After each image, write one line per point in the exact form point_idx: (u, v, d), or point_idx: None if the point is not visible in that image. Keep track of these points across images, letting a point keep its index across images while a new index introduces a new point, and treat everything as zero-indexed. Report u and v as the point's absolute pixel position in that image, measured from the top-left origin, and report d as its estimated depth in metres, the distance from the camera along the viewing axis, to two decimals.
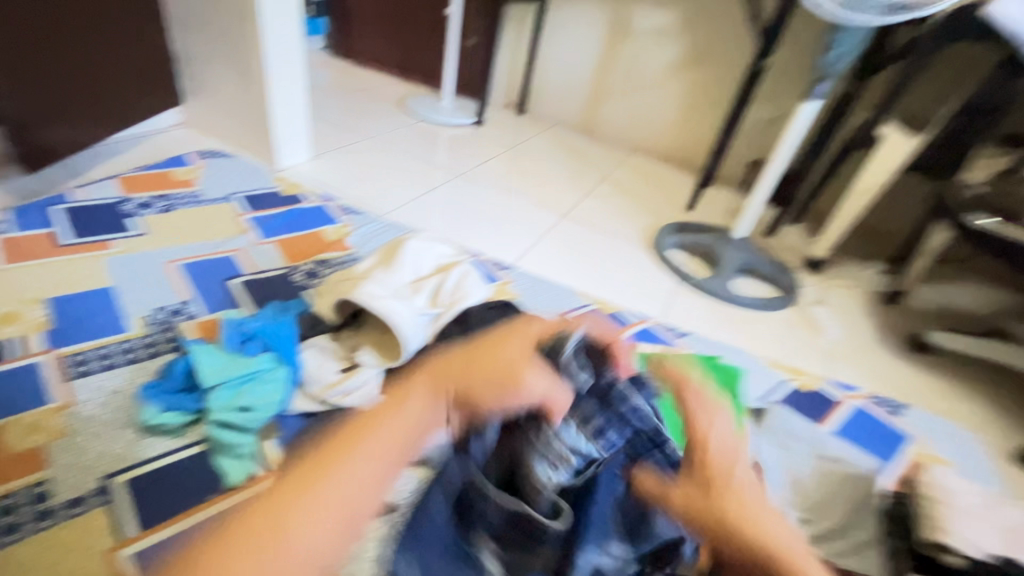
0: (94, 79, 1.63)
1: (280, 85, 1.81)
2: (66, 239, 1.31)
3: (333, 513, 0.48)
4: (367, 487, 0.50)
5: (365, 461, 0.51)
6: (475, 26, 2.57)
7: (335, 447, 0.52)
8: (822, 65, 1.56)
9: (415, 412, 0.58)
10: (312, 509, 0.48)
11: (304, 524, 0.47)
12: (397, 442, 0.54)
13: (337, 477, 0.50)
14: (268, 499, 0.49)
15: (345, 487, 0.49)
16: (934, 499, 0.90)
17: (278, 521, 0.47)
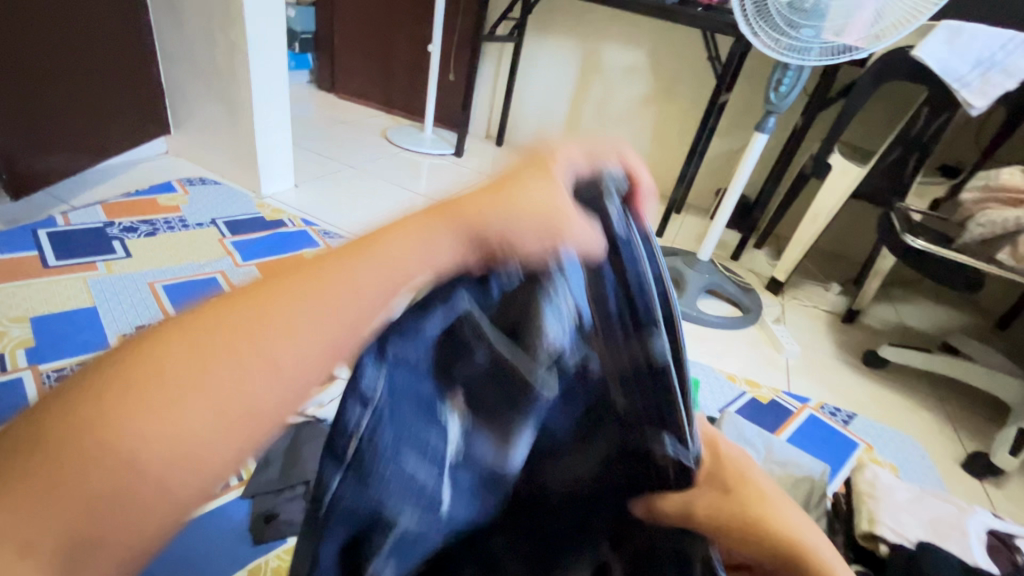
0: (84, 110, 1.70)
1: (265, 117, 1.90)
2: (50, 262, 1.35)
3: (273, 336, 0.36)
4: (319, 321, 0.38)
5: (337, 293, 0.39)
6: (455, 63, 2.71)
7: (302, 279, 0.40)
8: (769, 101, 1.69)
9: (393, 245, 0.42)
10: (268, 340, 0.36)
11: (249, 362, 0.36)
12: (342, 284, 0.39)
13: (284, 313, 0.37)
14: (206, 324, 0.37)
15: (285, 316, 0.37)
16: (869, 495, 0.97)
17: (252, 315, 0.37)
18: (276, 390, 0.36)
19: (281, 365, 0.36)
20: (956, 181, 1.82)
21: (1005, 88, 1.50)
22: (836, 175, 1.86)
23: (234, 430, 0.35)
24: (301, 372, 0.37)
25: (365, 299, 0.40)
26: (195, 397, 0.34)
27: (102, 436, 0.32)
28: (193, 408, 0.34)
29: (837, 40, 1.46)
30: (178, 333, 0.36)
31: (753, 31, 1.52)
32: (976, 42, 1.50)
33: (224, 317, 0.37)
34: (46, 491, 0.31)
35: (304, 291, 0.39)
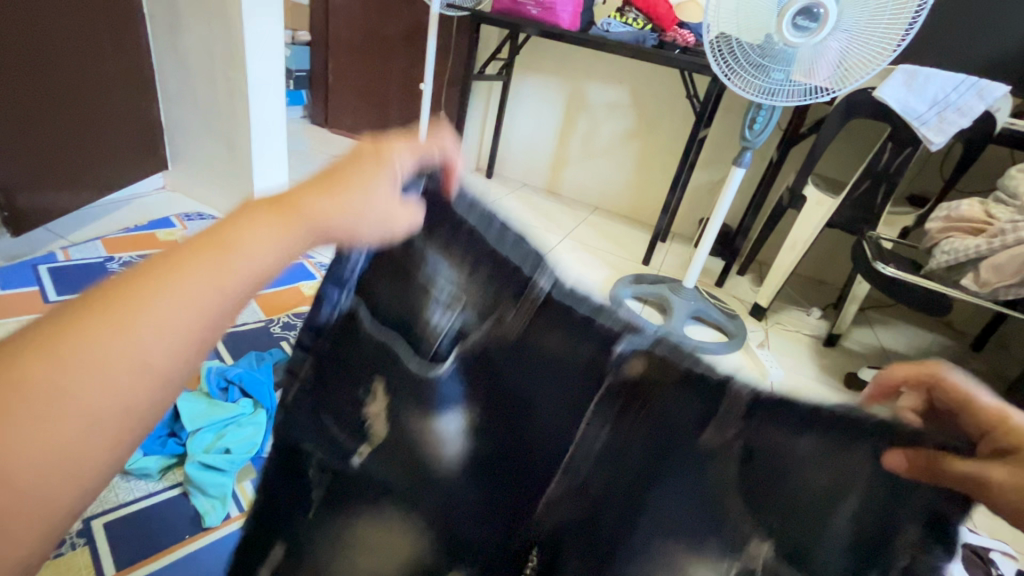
0: (85, 148, 1.75)
1: (263, 153, 1.96)
2: (51, 297, 1.38)
3: (187, 292, 0.33)
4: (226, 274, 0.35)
5: (189, 278, 0.33)
6: (446, 99, 2.82)
7: (166, 263, 0.33)
8: (745, 137, 1.80)
9: (243, 235, 0.37)
10: (118, 338, 0.31)
11: (105, 366, 0.30)
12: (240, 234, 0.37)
13: (140, 305, 0.31)
14: (36, 344, 0.29)
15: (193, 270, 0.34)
16: None
17: (121, 307, 0.31)
18: (164, 379, 0.32)
19: (158, 355, 0.32)
20: (922, 211, 1.93)
21: (960, 126, 1.62)
22: (811, 205, 1.96)
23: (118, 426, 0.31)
24: (180, 349, 0.33)
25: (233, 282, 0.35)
26: (68, 405, 0.29)
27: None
28: (73, 415, 0.29)
29: (804, 81, 1.56)
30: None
31: (726, 75, 1.64)
32: (931, 85, 1.62)
33: (39, 340, 0.29)
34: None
35: (144, 282, 0.32)
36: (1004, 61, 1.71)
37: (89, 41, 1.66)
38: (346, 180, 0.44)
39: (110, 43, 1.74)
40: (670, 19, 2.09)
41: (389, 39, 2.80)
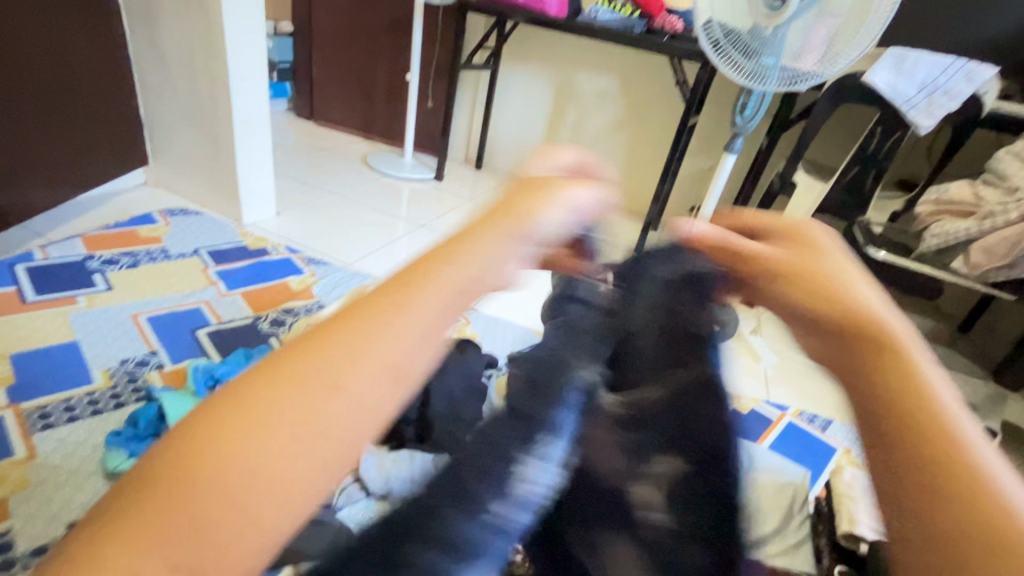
0: (61, 145, 1.70)
1: (246, 145, 1.91)
2: (30, 298, 1.33)
3: (295, 368, 0.33)
4: (361, 345, 0.34)
5: (378, 348, 0.34)
6: (433, 89, 2.77)
7: (303, 348, 0.34)
8: (736, 123, 1.79)
9: (382, 328, 0.34)
10: (276, 421, 0.31)
11: (258, 452, 0.30)
12: (350, 334, 0.34)
13: (254, 407, 0.31)
14: (217, 415, 0.30)
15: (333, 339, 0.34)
16: (844, 496, 1.02)
17: (248, 417, 0.31)
18: (363, 431, 0.33)
19: (339, 422, 0.32)
20: (911, 195, 1.94)
21: (948, 109, 1.62)
22: (802, 191, 1.96)
23: (285, 521, 0.30)
24: (371, 411, 0.33)
25: (414, 353, 0.35)
26: (245, 488, 0.29)
27: (201, 495, 0.28)
28: (247, 481, 0.29)
29: (793, 67, 1.55)
30: (207, 421, 0.31)
31: (722, 61, 1.62)
32: (919, 69, 1.62)
33: (189, 449, 0.30)
34: (153, 526, 0.27)
35: (327, 354, 0.33)
36: (992, 41, 1.70)
37: (57, 32, 1.59)
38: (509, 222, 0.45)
39: (83, 34, 1.68)
40: (659, 4, 2.04)
41: (374, 28, 2.74)
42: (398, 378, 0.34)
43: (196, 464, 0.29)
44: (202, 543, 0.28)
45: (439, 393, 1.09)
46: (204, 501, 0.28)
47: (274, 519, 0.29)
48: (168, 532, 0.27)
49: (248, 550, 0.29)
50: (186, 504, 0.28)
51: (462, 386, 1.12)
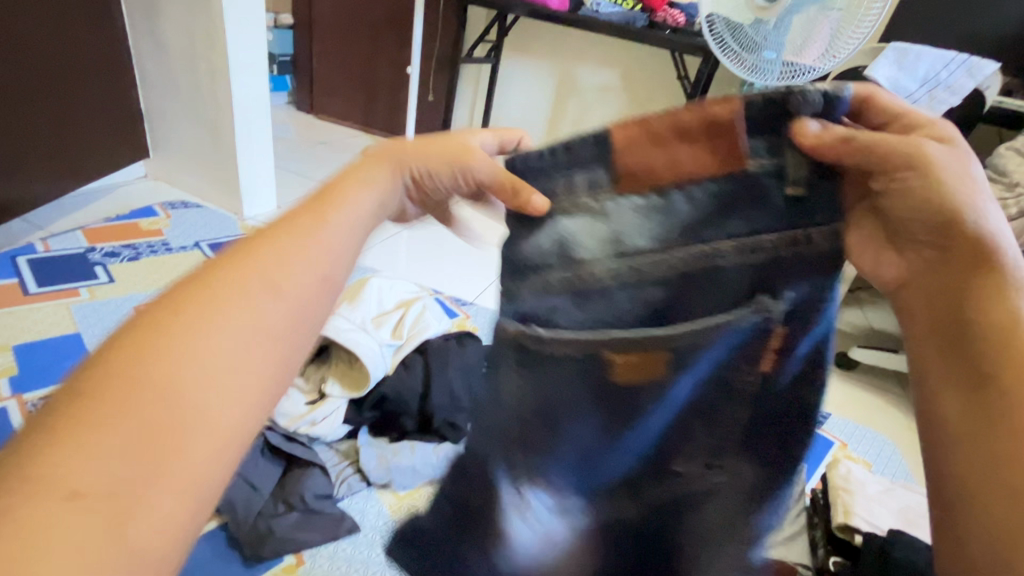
0: (62, 137, 1.70)
1: (247, 139, 1.91)
2: (32, 289, 1.34)
3: (232, 286, 0.41)
4: (276, 266, 0.43)
5: (296, 263, 0.44)
6: (434, 83, 2.76)
7: (227, 275, 0.42)
8: None
9: (284, 255, 0.44)
10: (207, 334, 0.38)
11: (199, 361, 0.37)
12: (262, 263, 0.43)
13: (202, 323, 0.39)
14: (148, 333, 0.37)
15: (256, 260, 0.43)
16: (841, 488, 1.02)
17: (189, 320, 0.38)
18: (288, 335, 0.42)
19: (268, 322, 0.41)
20: None
21: (950, 105, 1.60)
22: None
23: (234, 422, 0.38)
24: (295, 311, 0.43)
25: (316, 269, 0.45)
26: (185, 391, 0.36)
27: (144, 393, 0.35)
28: (190, 384, 0.37)
29: (797, 62, 1.54)
30: (136, 340, 0.37)
31: (729, 58, 1.62)
32: (921, 64, 1.62)
33: (134, 347, 0.37)
34: (92, 439, 0.33)
35: (246, 270, 0.42)
36: (994, 36, 1.70)
37: (58, 23, 1.59)
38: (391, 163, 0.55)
39: (84, 25, 1.68)
40: None
41: (375, 22, 2.74)
42: (314, 284, 0.44)
43: (140, 365, 0.36)
44: (149, 437, 0.34)
45: (439, 384, 1.10)
46: (149, 399, 0.35)
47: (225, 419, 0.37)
48: (120, 430, 0.34)
49: (200, 440, 0.36)
50: (134, 403, 0.34)
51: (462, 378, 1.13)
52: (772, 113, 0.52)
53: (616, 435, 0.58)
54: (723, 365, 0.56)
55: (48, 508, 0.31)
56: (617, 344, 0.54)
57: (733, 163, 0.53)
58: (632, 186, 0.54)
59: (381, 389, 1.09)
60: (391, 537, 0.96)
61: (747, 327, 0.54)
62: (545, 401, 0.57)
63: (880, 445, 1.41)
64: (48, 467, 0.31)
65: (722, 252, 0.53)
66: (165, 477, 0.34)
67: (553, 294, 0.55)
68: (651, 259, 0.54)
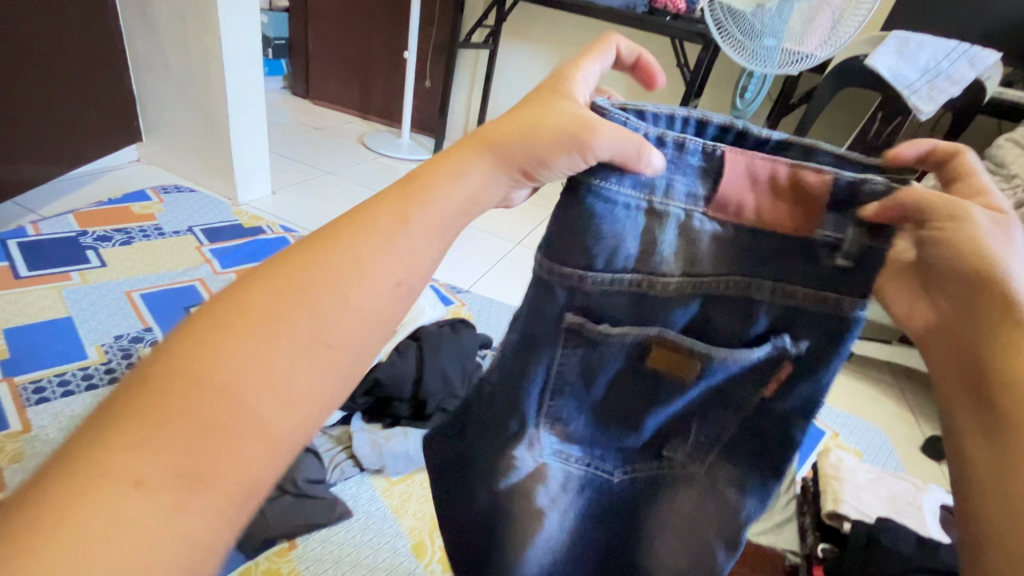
0: (52, 118, 1.67)
1: (241, 122, 1.89)
2: (22, 272, 1.32)
3: (304, 287, 0.38)
4: (357, 265, 0.40)
5: (372, 268, 0.40)
6: (431, 68, 2.73)
7: (301, 269, 0.39)
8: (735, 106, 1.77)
9: (371, 249, 0.40)
10: (270, 330, 0.36)
11: (256, 366, 0.34)
12: (339, 264, 0.39)
13: (264, 323, 0.36)
14: (216, 317, 0.36)
15: (338, 253, 0.40)
16: (830, 476, 1.03)
17: (254, 320, 0.36)
18: (360, 338, 0.39)
19: (335, 328, 0.37)
20: None
21: (949, 95, 1.60)
22: None
23: (294, 422, 0.35)
24: (362, 320, 0.39)
25: (401, 269, 0.41)
26: (244, 397, 0.34)
27: (201, 394, 0.33)
28: (247, 389, 0.34)
29: (795, 49, 1.53)
30: (201, 329, 0.35)
31: (731, 48, 1.61)
32: (922, 52, 1.61)
33: (194, 344, 0.34)
34: (153, 431, 0.31)
35: (320, 269, 0.39)
36: (997, 26, 1.68)
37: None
38: (490, 149, 0.48)
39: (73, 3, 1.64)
40: None
41: (372, 5, 2.69)
42: (385, 294, 0.40)
43: (200, 364, 0.33)
44: (202, 439, 0.32)
45: (433, 370, 1.10)
46: (205, 401, 0.33)
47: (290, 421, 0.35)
48: (176, 431, 0.32)
49: (255, 443, 0.34)
50: (190, 400, 0.32)
51: (457, 366, 1.13)
52: (846, 193, 0.47)
53: (618, 432, 0.60)
54: (738, 383, 0.55)
55: (114, 492, 0.30)
56: (668, 336, 0.53)
57: (805, 230, 0.48)
58: (720, 209, 0.50)
59: (375, 374, 1.09)
60: (383, 523, 0.97)
61: (756, 363, 0.53)
62: (575, 388, 0.56)
63: (869, 433, 1.43)
64: (116, 451, 0.31)
65: (755, 291, 0.51)
66: (219, 467, 0.32)
67: (618, 289, 0.51)
68: (714, 281, 0.51)
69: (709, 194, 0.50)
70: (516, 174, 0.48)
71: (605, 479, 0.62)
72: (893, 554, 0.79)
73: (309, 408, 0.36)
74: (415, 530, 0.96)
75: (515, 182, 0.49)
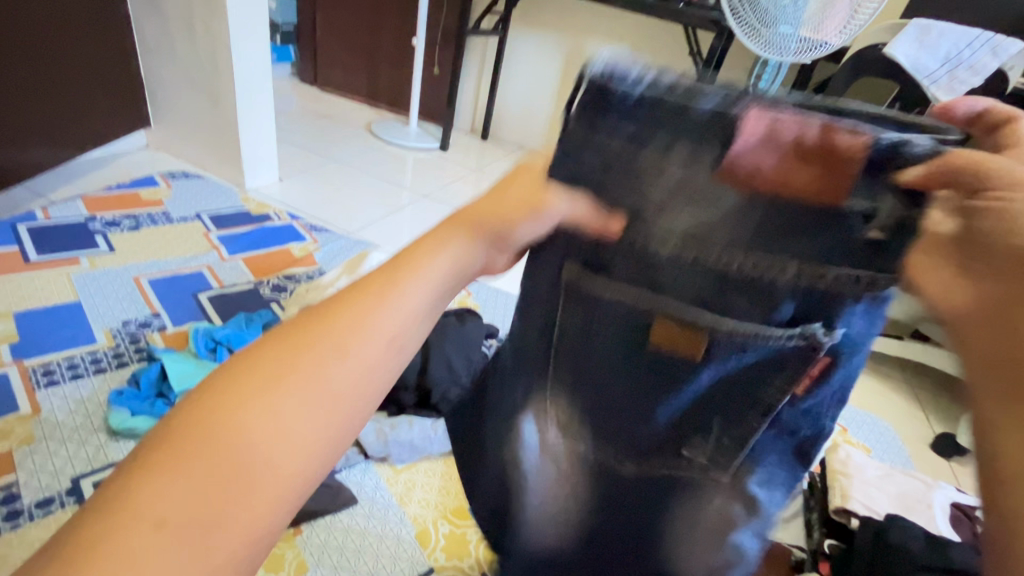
0: (61, 102, 1.66)
1: (249, 110, 1.88)
2: (31, 257, 1.32)
3: (309, 341, 0.38)
4: (362, 315, 0.39)
5: (368, 331, 0.39)
6: (439, 56, 2.70)
7: (310, 322, 0.39)
8: None
9: (377, 306, 0.40)
10: (281, 385, 0.36)
11: (268, 420, 0.34)
12: (343, 317, 0.39)
13: (275, 379, 0.36)
14: (233, 374, 0.36)
15: (340, 312, 0.39)
16: (838, 472, 1.02)
17: (264, 376, 0.36)
18: (363, 399, 0.38)
19: (337, 386, 0.37)
20: None
21: (970, 86, 1.54)
22: None
23: (295, 482, 0.35)
24: (364, 377, 0.38)
25: (404, 324, 0.40)
26: (254, 453, 0.34)
27: (212, 452, 0.33)
28: (262, 449, 0.34)
29: (813, 37, 1.50)
30: (219, 386, 0.35)
31: (743, 33, 1.55)
32: (942, 44, 1.57)
33: (209, 399, 0.35)
34: (168, 485, 0.31)
35: (322, 325, 0.38)
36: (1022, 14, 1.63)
37: None
38: (471, 227, 0.46)
39: None
40: None
41: None
42: (381, 350, 0.39)
43: (213, 419, 0.34)
44: (213, 497, 0.32)
45: (438, 359, 1.09)
46: (215, 459, 0.33)
47: (292, 481, 0.35)
48: (184, 482, 0.32)
49: (265, 499, 0.33)
50: (201, 456, 0.33)
51: (463, 356, 1.12)
52: (883, 155, 0.44)
53: (631, 419, 0.59)
54: (767, 377, 0.52)
55: (130, 538, 0.30)
56: (676, 315, 0.51)
57: (832, 198, 0.46)
58: (741, 171, 0.48)
59: None
60: (388, 511, 0.97)
61: (783, 352, 0.50)
62: (584, 357, 0.58)
63: (878, 429, 1.42)
64: (128, 504, 0.30)
65: (778, 273, 0.48)
66: (223, 529, 0.32)
67: (624, 267, 0.52)
68: (703, 255, 0.49)
69: (718, 157, 0.48)
70: (491, 244, 0.47)
71: (612, 466, 0.63)
72: (903, 554, 0.78)
73: (312, 471, 0.35)
74: (420, 518, 0.97)
75: (493, 252, 0.48)
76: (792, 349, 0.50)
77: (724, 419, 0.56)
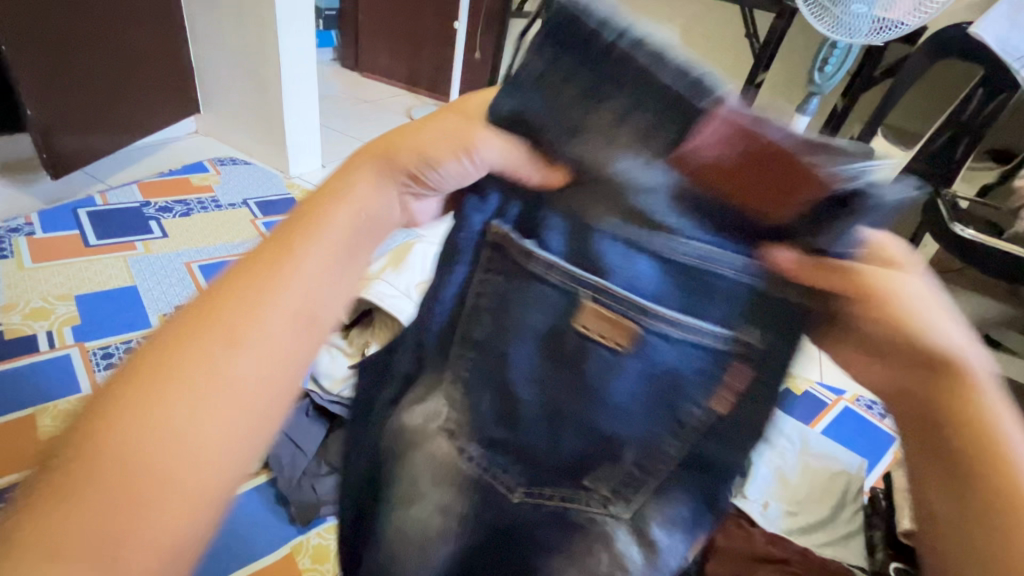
0: (116, 91, 1.72)
1: (294, 96, 1.89)
2: (92, 241, 1.37)
3: (207, 330, 0.38)
4: (251, 297, 0.39)
5: (262, 318, 0.39)
6: (481, 40, 2.65)
7: (203, 314, 0.39)
8: (812, 80, 1.62)
9: (271, 282, 0.40)
10: (171, 382, 0.36)
11: (159, 424, 0.35)
12: (234, 300, 0.39)
13: (171, 376, 0.36)
14: (130, 378, 0.36)
15: (228, 294, 0.39)
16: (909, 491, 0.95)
17: (153, 375, 0.36)
18: (265, 384, 0.38)
19: (237, 371, 0.37)
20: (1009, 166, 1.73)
21: None
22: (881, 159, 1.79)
23: (213, 477, 0.36)
24: (270, 362, 0.39)
25: (314, 299, 0.41)
26: (148, 457, 0.34)
27: (105, 463, 0.34)
28: (162, 450, 0.35)
29: (889, 18, 1.37)
30: (117, 385, 0.36)
31: (811, 13, 1.45)
32: None
33: (99, 412, 0.35)
34: (61, 515, 0.33)
35: (213, 313, 0.38)
36: None
37: None
38: (389, 161, 0.46)
39: None
40: None
41: None
42: (287, 327, 0.39)
43: (101, 434, 0.34)
44: (112, 516, 0.33)
45: None
46: (112, 468, 0.34)
47: (205, 480, 0.35)
48: (89, 504, 0.33)
49: (166, 509, 0.34)
50: (93, 470, 0.34)
51: None
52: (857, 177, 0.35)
53: (530, 424, 0.50)
54: (681, 386, 0.44)
55: (37, 558, 0.32)
56: (601, 295, 0.44)
57: (783, 215, 0.39)
58: (682, 163, 0.40)
59: None
60: None
61: (713, 355, 0.43)
62: (493, 337, 0.49)
63: None
64: (42, 520, 0.33)
65: (723, 270, 0.42)
66: (129, 541, 0.33)
67: (547, 238, 0.46)
68: (634, 222, 0.43)
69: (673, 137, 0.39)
70: (401, 178, 0.47)
71: (491, 489, 0.54)
72: None
73: (220, 468, 0.36)
74: None
75: (407, 189, 0.47)
76: (722, 354, 0.43)
77: (634, 443, 0.47)
